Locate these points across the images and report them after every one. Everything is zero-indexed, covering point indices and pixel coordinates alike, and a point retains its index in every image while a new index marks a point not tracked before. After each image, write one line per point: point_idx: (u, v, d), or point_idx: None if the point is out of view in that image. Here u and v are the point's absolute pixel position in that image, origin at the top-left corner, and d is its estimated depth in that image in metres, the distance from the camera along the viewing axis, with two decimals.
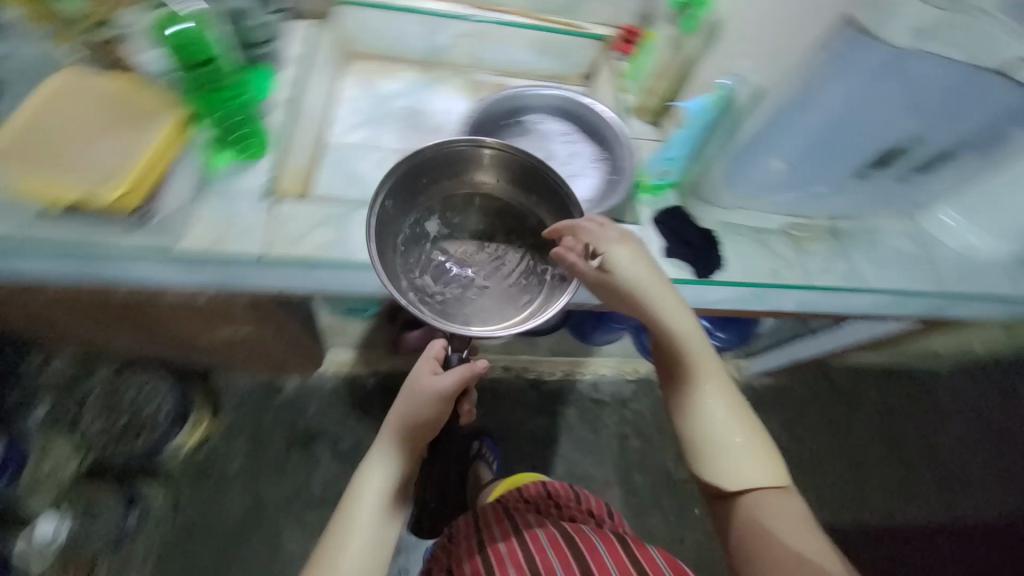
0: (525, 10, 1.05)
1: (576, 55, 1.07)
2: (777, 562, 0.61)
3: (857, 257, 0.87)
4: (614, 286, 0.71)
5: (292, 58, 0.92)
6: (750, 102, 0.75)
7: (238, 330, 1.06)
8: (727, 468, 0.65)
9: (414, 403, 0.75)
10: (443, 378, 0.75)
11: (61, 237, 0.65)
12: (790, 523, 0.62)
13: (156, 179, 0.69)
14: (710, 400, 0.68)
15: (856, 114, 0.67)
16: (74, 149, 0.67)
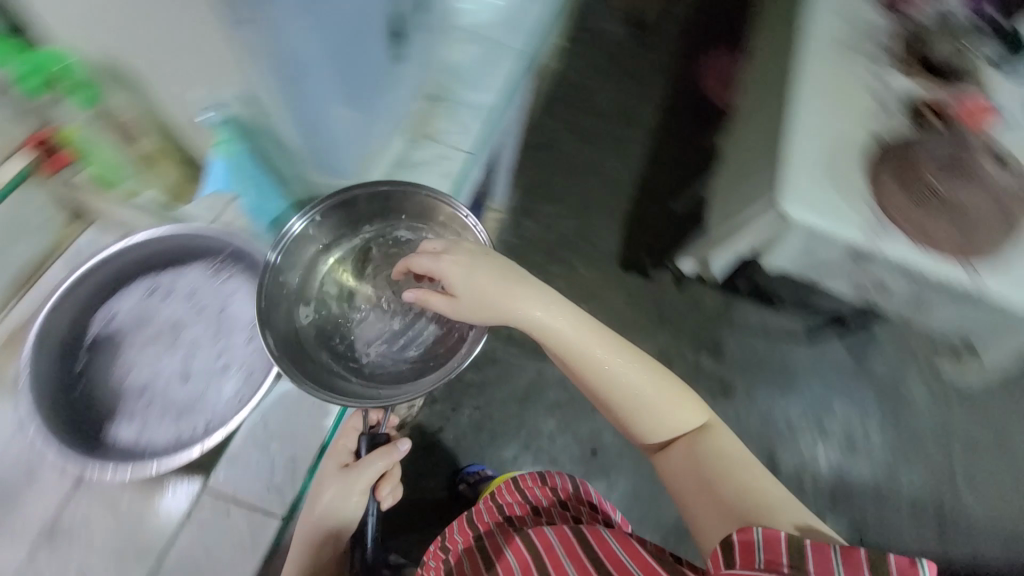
0: None
1: (30, 213, 0.89)
2: (709, 478, 0.66)
3: (466, 117, 1.01)
4: (467, 306, 0.74)
5: None
6: (252, 112, 0.64)
7: None
8: (641, 412, 0.71)
9: (325, 514, 0.74)
10: (354, 481, 0.74)
11: None
12: (687, 424, 0.72)
13: None
14: (608, 364, 0.71)
15: (330, 45, 0.59)
16: None
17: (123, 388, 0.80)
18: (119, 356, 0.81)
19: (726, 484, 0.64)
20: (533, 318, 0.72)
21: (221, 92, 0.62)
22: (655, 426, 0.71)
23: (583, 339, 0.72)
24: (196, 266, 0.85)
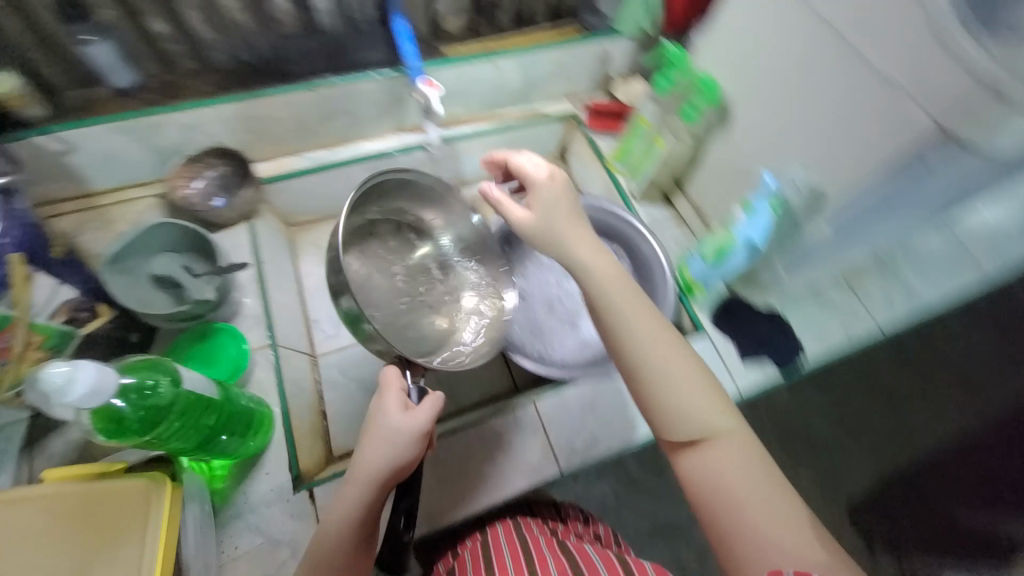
0: (561, 28, 0.97)
1: (546, 138, 1.10)
2: (780, 542, 0.45)
3: (896, 297, 0.95)
4: (543, 244, 0.58)
5: (359, 112, 0.90)
6: (809, 203, 0.71)
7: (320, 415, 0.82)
8: (707, 449, 0.50)
9: (376, 442, 0.51)
10: (409, 416, 0.52)
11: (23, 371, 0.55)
12: (747, 474, 0.49)
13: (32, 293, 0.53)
14: (678, 380, 0.51)
15: (958, 191, 0.59)
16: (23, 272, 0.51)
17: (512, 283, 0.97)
18: (523, 259, 0.98)
19: (798, 538, 0.46)
20: (595, 278, 0.55)
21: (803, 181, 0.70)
22: (720, 451, 0.49)
23: (637, 320, 0.53)
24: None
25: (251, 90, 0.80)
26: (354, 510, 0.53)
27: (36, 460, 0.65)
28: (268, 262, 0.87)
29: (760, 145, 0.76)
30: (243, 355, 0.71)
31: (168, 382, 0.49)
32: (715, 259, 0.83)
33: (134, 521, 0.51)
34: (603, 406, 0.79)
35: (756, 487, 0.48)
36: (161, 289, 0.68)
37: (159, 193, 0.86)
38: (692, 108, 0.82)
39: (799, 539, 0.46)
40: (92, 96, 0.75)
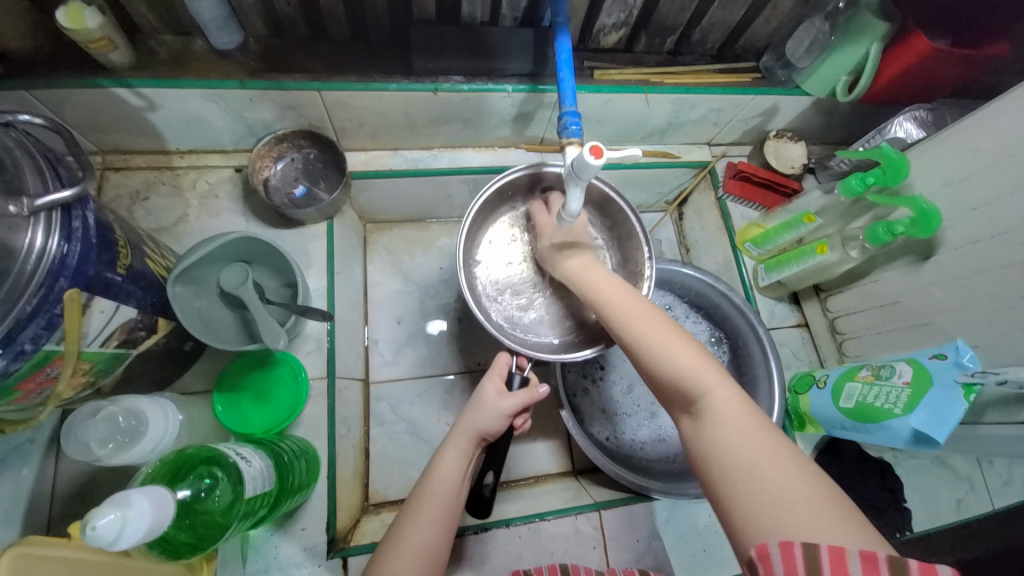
0: (727, 67, 0.81)
1: (666, 182, 0.96)
2: (780, 504, 0.36)
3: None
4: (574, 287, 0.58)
5: (475, 121, 0.77)
6: (1011, 400, 0.57)
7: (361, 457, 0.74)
8: (703, 405, 0.44)
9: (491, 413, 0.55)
10: (503, 397, 0.56)
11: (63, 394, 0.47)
12: (752, 436, 0.40)
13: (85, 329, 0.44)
14: (665, 348, 0.47)
15: None
16: (73, 312, 0.42)
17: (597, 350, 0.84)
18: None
19: (806, 500, 0.36)
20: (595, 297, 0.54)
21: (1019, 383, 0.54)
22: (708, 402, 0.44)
23: (625, 312, 0.51)
24: (709, 328, 0.86)
25: (363, 77, 0.68)
26: (459, 463, 0.54)
27: (64, 459, 0.57)
28: (340, 269, 0.78)
29: (956, 307, 0.62)
30: (301, 394, 0.62)
31: (226, 482, 0.41)
32: (854, 422, 0.65)
33: None
34: (672, 533, 0.71)
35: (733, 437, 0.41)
36: (228, 306, 0.61)
37: (237, 166, 0.76)
38: (885, 232, 0.62)
39: (773, 478, 0.38)
40: (185, 49, 0.65)
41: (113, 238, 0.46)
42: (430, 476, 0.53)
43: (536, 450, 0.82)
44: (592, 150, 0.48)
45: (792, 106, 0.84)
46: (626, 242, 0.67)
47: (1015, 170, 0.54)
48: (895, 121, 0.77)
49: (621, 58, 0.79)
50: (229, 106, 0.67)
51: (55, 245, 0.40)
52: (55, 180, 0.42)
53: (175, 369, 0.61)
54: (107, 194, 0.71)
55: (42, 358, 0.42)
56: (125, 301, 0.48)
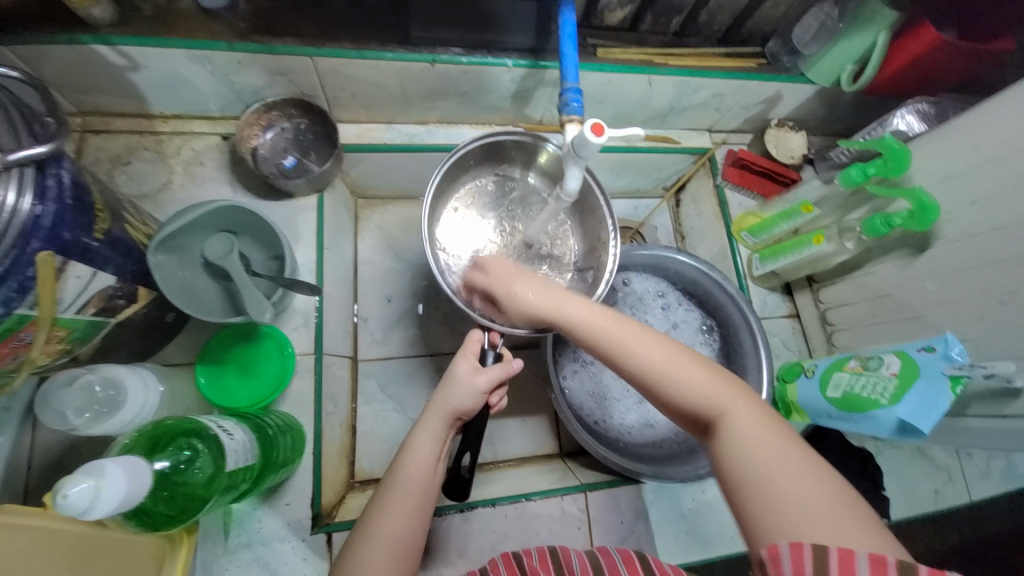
0: (732, 51, 0.79)
1: (665, 168, 0.94)
2: (798, 512, 0.36)
3: (995, 463, 0.81)
4: (552, 292, 0.56)
5: (472, 96, 0.75)
6: (994, 392, 0.59)
7: (347, 435, 0.74)
8: (722, 428, 0.42)
9: (463, 390, 0.54)
10: (478, 373, 0.55)
11: (39, 362, 0.46)
12: (769, 444, 0.39)
13: (62, 293, 0.43)
14: (669, 371, 0.45)
15: None
16: (50, 276, 0.40)
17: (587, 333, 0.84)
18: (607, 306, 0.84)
19: (826, 507, 0.35)
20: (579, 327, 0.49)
21: (1009, 375, 0.55)
22: (725, 426, 0.41)
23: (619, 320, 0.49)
24: (700, 316, 0.85)
25: (358, 44, 0.65)
26: (433, 452, 0.53)
27: (40, 429, 0.56)
28: (330, 245, 0.76)
29: (948, 301, 0.62)
30: (287, 368, 0.61)
31: (207, 454, 0.40)
32: (840, 412, 0.65)
33: (150, 565, 0.45)
34: (656, 516, 0.72)
35: (759, 459, 0.39)
36: (212, 277, 0.59)
37: (223, 134, 0.73)
38: (882, 224, 0.62)
39: (802, 491, 0.36)
40: (168, 6, 0.62)
41: (91, 201, 0.44)
42: (403, 471, 0.51)
43: (524, 432, 0.82)
44: (594, 127, 0.47)
45: (795, 95, 0.83)
46: (589, 221, 0.66)
47: (1017, 165, 0.54)
48: (897, 113, 0.76)
49: (625, 37, 0.77)
50: (216, 68, 0.64)
51: (28, 204, 0.38)
52: (29, 136, 0.40)
53: (156, 340, 0.59)
54: (86, 157, 0.68)
55: (14, 324, 0.40)
56: (103, 268, 0.47)
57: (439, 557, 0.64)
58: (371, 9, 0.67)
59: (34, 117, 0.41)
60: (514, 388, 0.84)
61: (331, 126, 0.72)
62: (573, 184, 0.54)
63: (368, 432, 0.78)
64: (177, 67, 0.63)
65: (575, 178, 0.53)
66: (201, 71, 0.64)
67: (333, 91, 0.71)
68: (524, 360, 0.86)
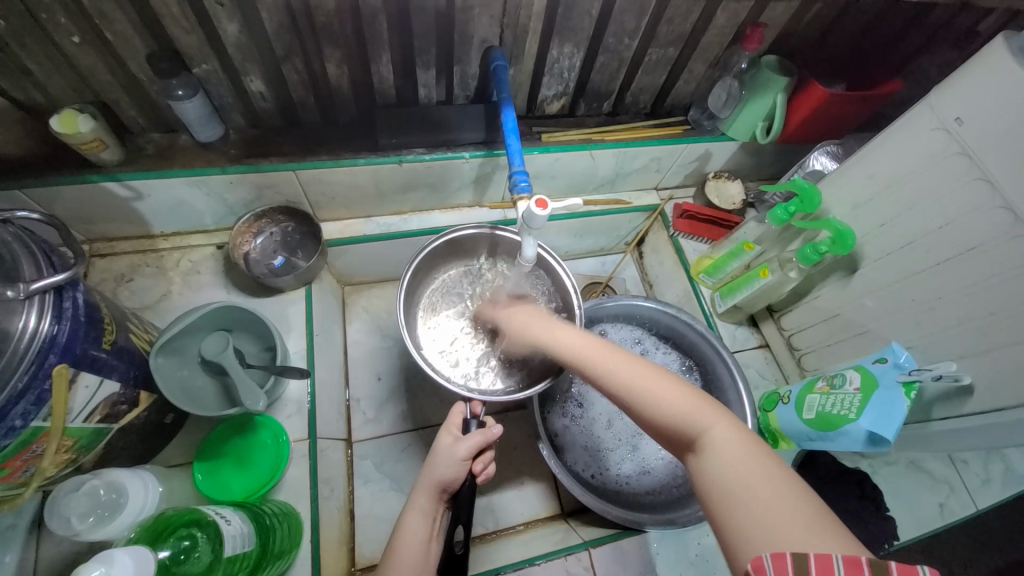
0: (660, 122, 0.92)
1: (623, 226, 1.04)
2: (774, 526, 0.36)
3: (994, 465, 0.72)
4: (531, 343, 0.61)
5: (440, 187, 0.85)
6: (948, 392, 0.63)
7: (344, 521, 0.74)
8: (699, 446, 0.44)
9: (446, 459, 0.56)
10: (458, 442, 0.57)
11: (45, 474, 0.49)
12: (746, 461, 0.41)
13: (70, 403, 0.47)
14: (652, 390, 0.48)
15: None
16: (61, 390, 0.45)
17: (572, 389, 0.88)
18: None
19: (801, 525, 0.36)
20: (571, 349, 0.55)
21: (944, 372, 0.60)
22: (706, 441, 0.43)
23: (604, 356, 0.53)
24: (678, 357, 0.89)
25: (334, 156, 0.75)
26: (426, 528, 0.55)
27: (44, 543, 0.56)
28: (321, 333, 0.81)
29: (888, 314, 0.68)
30: (282, 455, 0.63)
31: (205, 540, 0.42)
32: (817, 432, 0.68)
33: None
34: (665, 565, 0.71)
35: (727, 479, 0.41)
36: (209, 374, 0.63)
37: (218, 244, 0.81)
38: (812, 252, 0.69)
39: (763, 504, 0.38)
40: (170, 144, 0.73)
41: (100, 317, 0.50)
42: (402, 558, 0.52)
43: (524, 494, 0.83)
44: (537, 203, 0.54)
45: (721, 151, 0.94)
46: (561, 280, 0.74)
47: (906, 189, 0.63)
48: (811, 156, 0.87)
49: (565, 122, 0.89)
50: (211, 189, 0.73)
51: (47, 326, 0.43)
52: (48, 267, 0.46)
53: (154, 441, 0.62)
54: (94, 279, 0.75)
55: (29, 435, 0.44)
56: (109, 375, 0.51)
57: None
58: (344, 127, 0.79)
59: (53, 250, 0.48)
60: (511, 449, 0.86)
61: (315, 227, 0.81)
62: (531, 248, 0.61)
63: (366, 516, 0.78)
64: (174, 191, 0.72)
65: (529, 245, 0.60)
66: (198, 192, 0.73)
67: (315, 198, 0.80)
68: (515, 422, 0.88)
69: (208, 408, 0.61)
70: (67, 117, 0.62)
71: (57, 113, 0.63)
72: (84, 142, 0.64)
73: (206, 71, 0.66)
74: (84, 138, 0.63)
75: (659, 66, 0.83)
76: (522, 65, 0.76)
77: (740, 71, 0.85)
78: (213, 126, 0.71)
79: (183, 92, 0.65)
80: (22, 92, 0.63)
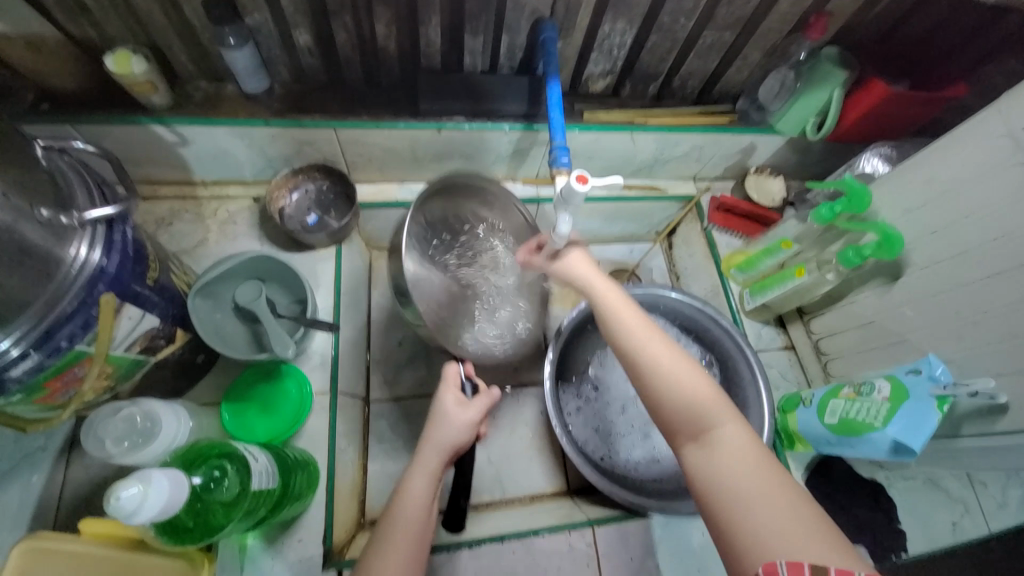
0: (705, 109, 0.89)
1: (655, 214, 1.02)
2: (777, 531, 0.39)
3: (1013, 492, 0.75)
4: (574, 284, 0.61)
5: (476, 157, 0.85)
6: (983, 408, 0.61)
7: (356, 475, 0.76)
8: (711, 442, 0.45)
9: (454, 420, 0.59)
10: (466, 408, 0.61)
11: (87, 396, 0.51)
12: (752, 466, 0.43)
13: (114, 330, 0.49)
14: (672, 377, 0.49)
15: None
16: (107, 316, 0.47)
17: (587, 371, 0.88)
18: (603, 346, 0.89)
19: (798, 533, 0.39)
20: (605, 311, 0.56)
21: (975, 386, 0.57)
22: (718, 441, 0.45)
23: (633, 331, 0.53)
24: (699, 351, 0.88)
25: (375, 118, 0.75)
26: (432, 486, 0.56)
27: (73, 466, 0.60)
28: (348, 293, 0.83)
29: (926, 325, 0.66)
30: (305, 404, 0.65)
31: (233, 472, 0.44)
32: (838, 437, 0.66)
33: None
34: (666, 551, 0.71)
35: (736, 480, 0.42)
36: (240, 321, 0.65)
37: (255, 196, 0.83)
38: (855, 255, 0.67)
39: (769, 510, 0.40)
40: (217, 93, 0.74)
41: (146, 254, 0.52)
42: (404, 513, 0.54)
43: (532, 468, 0.84)
44: (578, 178, 0.53)
45: (766, 145, 0.91)
46: None
47: (964, 196, 0.60)
48: (862, 157, 0.84)
49: (608, 102, 0.87)
50: (253, 140, 0.74)
51: (97, 257, 0.45)
52: (101, 200, 0.47)
53: (183, 380, 0.64)
54: (136, 219, 0.77)
55: (73, 357, 0.46)
56: (151, 310, 0.53)
57: None
58: (385, 90, 0.78)
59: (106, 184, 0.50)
60: (522, 424, 0.87)
61: (351, 188, 0.81)
62: (565, 227, 0.60)
63: (378, 473, 0.80)
64: (217, 140, 0.73)
65: (564, 222, 0.59)
66: (240, 143, 0.74)
67: (352, 158, 0.81)
68: (529, 398, 0.89)
69: (238, 353, 0.63)
70: (123, 57, 0.63)
71: (112, 53, 0.64)
72: (137, 84, 0.65)
73: (257, 21, 0.66)
74: (136, 80, 0.64)
75: (713, 50, 0.80)
76: (571, 38, 0.74)
77: (797, 62, 0.81)
78: (259, 78, 0.71)
79: (234, 39, 0.65)
80: (81, 29, 0.64)
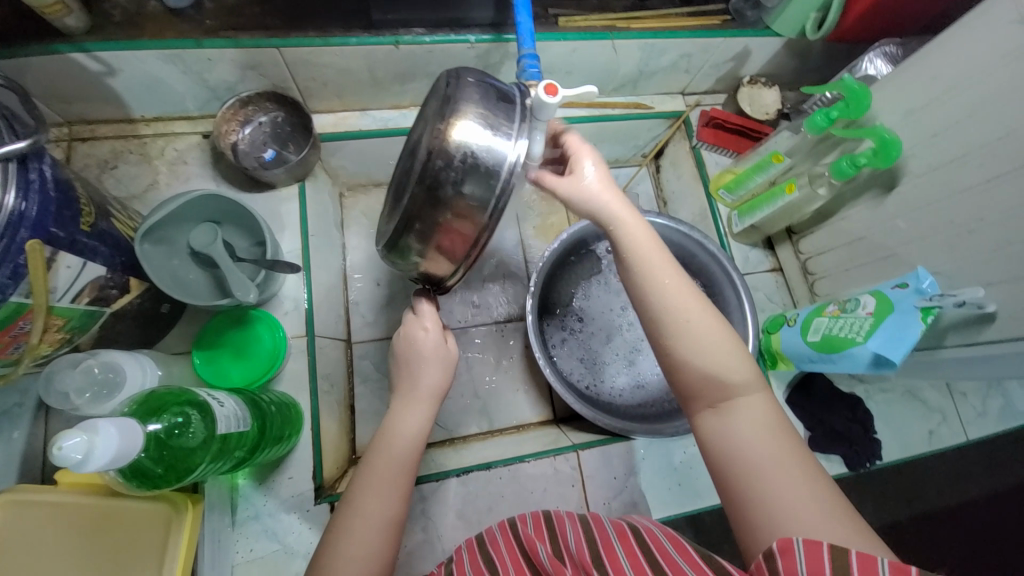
0: (696, 10, 0.79)
1: (641, 135, 0.95)
2: (790, 499, 0.39)
3: (990, 402, 0.81)
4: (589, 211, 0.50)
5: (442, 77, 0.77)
6: (966, 317, 0.60)
7: (344, 414, 0.77)
8: (731, 409, 0.45)
9: (432, 357, 0.59)
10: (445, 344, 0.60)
11: (41, 351, 0.49)
12: (772, 436, 0.43)
13: (51, 280, 0.45)
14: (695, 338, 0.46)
15: None
16: (38, 265, 0.43)
17: (571, 303, 0.86)
18: (587, 277, 0.87)
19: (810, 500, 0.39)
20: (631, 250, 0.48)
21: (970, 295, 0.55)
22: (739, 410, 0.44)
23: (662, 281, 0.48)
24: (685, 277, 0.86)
25: (323, 33, 0.67)
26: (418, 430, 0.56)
27: (52, 420, 0.59)
28: (317, 233, 0.79)
29: (918, 238, 0.63)
30: (279, 347, 0.64)
31: (198, 418, 0.43)
32: (820, 354, 0.66)
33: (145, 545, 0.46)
34: (649, 469, 0.74)
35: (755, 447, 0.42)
36: (200, 267, 0.62)
37: (204, 132, 0.76)
38: (849, 165, 0.62)
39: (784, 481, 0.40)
40: (138, 10, 0.65)
41: (75, 196, 0.47)
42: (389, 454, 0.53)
43: (519, 400, 0.85)
44: (546, 88, 0.47)
45: (762, 49, 0.83)
46: None
47: (971, 92, 0.55)
48: (864, 58, 0.76)
49: (587, 5, 0.77)
50: (189, 66, 0.66)
51: (12, 200, 0.41)
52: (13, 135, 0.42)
53: (150, 331, 0.62)
54: (76, 163, 0.71)
55: (12, 310, 0.43)
56: (92, 258, 0.49)
57: (441, 521, 0.66)
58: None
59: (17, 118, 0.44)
60: (507, 358, 0.87)
61: (307, 118, 0.74)
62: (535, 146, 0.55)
63: (365, 412, 0.81)
64: (148, 68, 0.65)
65: None
66: (174, 70, 0.66)
67: (304, 84, 0.73)
68: (514, 333, 0.88)
69: (200, 299, 0.60)
70: None
71: None
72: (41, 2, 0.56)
73: None
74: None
75: None
76: None
77: None
78: None
79: None
80: None
